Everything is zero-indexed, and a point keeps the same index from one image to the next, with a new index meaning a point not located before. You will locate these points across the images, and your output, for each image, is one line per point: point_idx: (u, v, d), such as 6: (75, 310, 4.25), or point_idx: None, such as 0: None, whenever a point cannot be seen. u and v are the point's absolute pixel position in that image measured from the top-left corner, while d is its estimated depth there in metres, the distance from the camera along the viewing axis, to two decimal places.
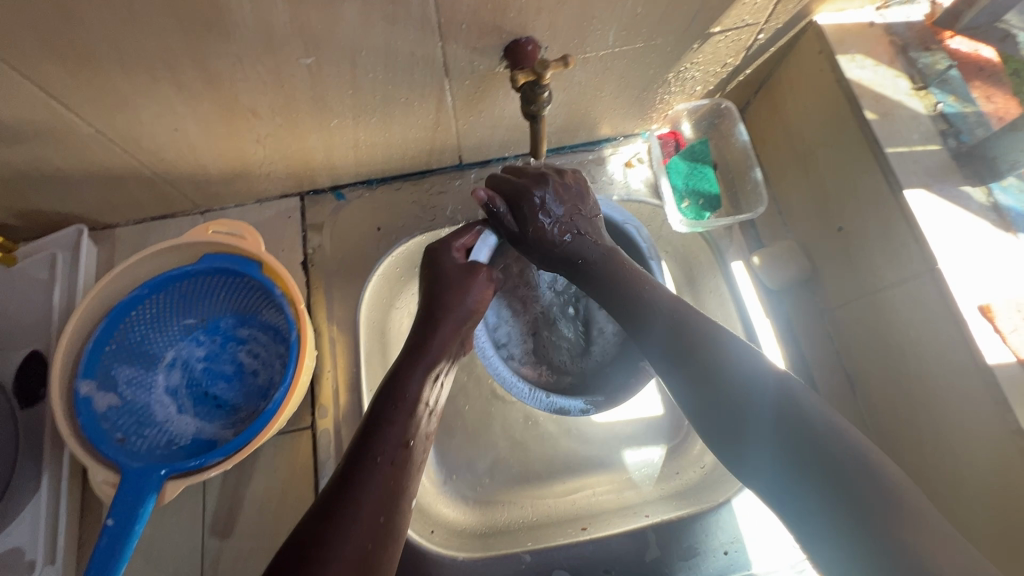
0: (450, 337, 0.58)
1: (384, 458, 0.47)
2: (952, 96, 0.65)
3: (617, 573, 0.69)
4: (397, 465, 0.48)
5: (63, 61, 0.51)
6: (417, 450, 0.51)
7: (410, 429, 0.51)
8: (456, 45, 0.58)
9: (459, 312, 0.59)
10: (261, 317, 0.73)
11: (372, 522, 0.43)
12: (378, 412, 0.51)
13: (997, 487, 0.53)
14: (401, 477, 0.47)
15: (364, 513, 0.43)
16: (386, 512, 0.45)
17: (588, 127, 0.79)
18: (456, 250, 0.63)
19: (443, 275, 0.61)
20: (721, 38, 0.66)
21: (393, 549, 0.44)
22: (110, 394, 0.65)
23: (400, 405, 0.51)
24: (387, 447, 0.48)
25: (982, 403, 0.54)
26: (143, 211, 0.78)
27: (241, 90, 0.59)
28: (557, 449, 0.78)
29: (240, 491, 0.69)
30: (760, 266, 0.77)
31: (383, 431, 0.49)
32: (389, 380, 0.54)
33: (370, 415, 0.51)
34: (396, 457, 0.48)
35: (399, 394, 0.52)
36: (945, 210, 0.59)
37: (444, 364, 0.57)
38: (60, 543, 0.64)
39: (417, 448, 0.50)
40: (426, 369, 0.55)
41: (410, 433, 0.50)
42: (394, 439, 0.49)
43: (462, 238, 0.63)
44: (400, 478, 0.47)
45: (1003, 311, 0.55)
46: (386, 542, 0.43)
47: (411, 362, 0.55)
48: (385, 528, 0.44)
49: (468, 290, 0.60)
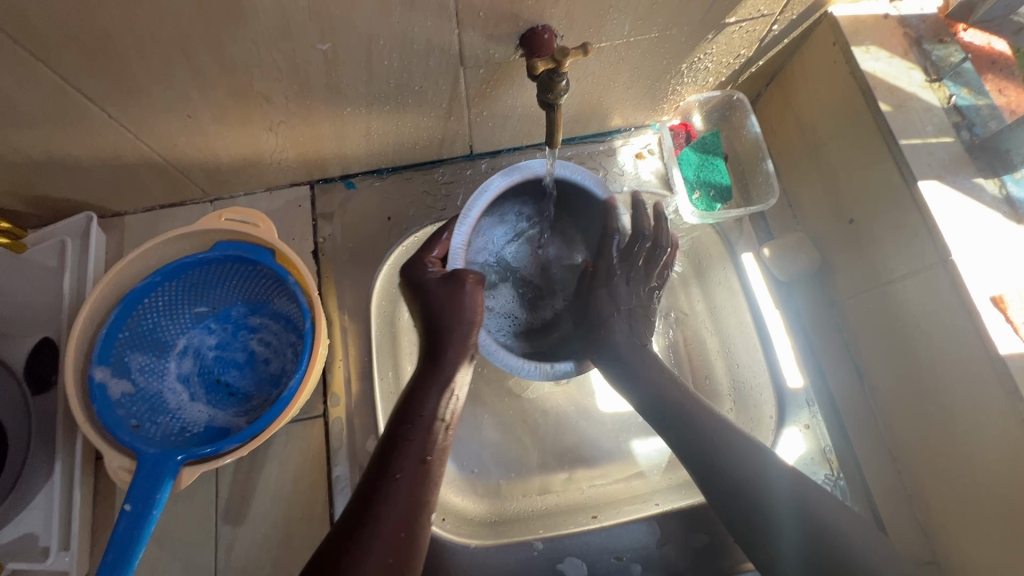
0: (460, 352, 0.58)
1: (402, 474, 0.49)
2: (966, 88, 0.65)
3: (629, 560, 0.69)
4: (417, 478, 0.50)
5: (79, 45, 0.50)
6: (438, 462, 0.52)
7: (429, 443, 0.52)
8: (472, 32, 0.57)
9: (461, 322, 0.58)
10: (272, 306, 0.73)
11: (394, 538, 0.45)
12: (398, 428, 0.53)
13: (1010, 475, 0.54)
14: (422, 490, 0.49)
15: (385, 530, 0.45)
16: (406, 528, 0.46)
17: (599, 118, 0.79)
18: (431, 265, 0.62)
19: (430, 293, 0.60)
20: (735, 29, 0.66)
21: (415, 563, 0.45)
22: (124, 381, 0.65)
23: (416, 422, 0.53)
24: (404, 465, 0.50)
25: (994, 394, 0.55)
26: (152, 199, 0.77)
27: (256, 76, 0.58)
28: (566, 439, 0.79)
29: (253, 478, 0.69)
30: (771, 258, 0.78)
31: (402, 447, 0.51)
32: (407, 398, 0.55)
33: (389, 432, 0.53)
34: (416, 472, 0.50)
35: (416, 410, 0.54)
36: (958, 201, 0.60)
37: (460, 375, 0.57)
38: (75, 529, 0.65)
39: (436, 462, 0.51)
40: (441, 385, 0.56)
41: (430, 448, 0.51)
42: (411, 456, 0.50)
43: (434, 249, 0.63)
44: (420, 492, 0.49)
45: (1016, 302, 0.55)
46: (408, 558, 0.45)
47: (426, 378, 0.56)
48: (407, 542, 0.46)
49: (460, 302, 0.59)
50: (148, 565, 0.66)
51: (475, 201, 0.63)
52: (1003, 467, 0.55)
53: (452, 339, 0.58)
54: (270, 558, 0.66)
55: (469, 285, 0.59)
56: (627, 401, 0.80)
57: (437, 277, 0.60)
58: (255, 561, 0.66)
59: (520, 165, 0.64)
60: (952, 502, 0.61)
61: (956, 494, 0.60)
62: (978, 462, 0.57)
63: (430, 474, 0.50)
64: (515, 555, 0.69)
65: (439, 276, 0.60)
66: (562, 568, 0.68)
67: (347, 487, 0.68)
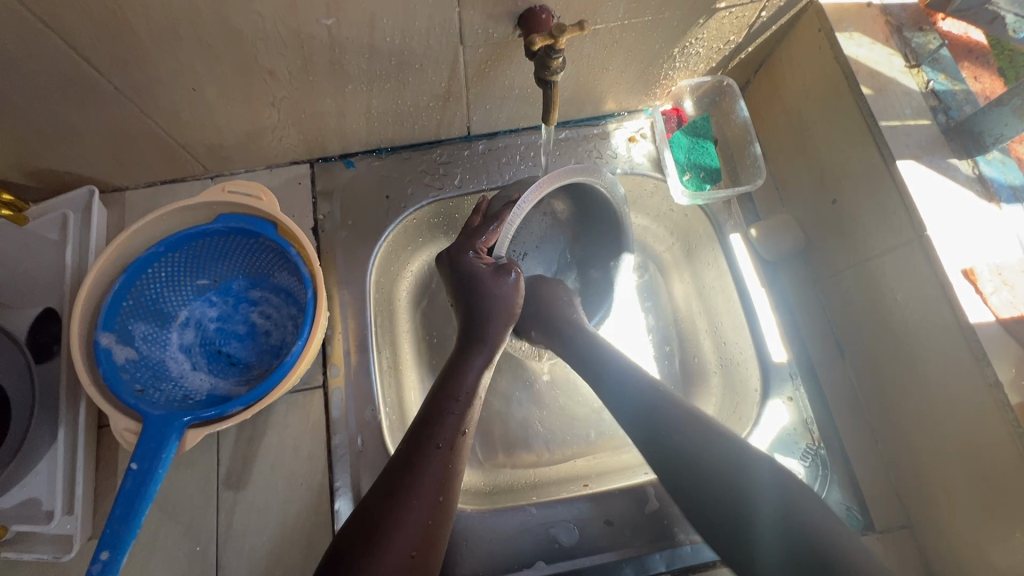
0: (500, 334, 0.64)
1: (443, 443, 0.53)
2: (943, 74, 0.68)
3: (618, 524, 0.70)
4: (453, 448, 0.54)
5: (90, 14, 0.51)
6: (470, 436, 0.57)
7: (466, 416, 0.57)
8: (472, 11, 0.59)
9: (504, 311, 0.64)
10: (273, 280, 0.75)
11: (433, 501, 0.50)
12: (439, 397, 0.57)
13: (983, 438, 0.57)
14: (455, 459, 0.53)
15: (425, 494, 0.50)
16: (443, 492, 0.51)
17: (593, 101, 0.81)
18: (478, 253, 0.66)
19: (478, 283, 0.64)
20: (726, 14, 0.68)
21: (446, 524, 0.50)
22: (128, 348, 0.66)
23: (458, 397, 0.57)
24: (446, 434, 0.54)
25: (963, 360, 0.58)
26: (153, 174, 0.78)
27: (261, 50, 0.60)
28: (558, 419, 0.82)
29: (253, 446, 0.71)
30: (757, 238, 0.80)
31: (443, 415, 0.55)
32: (449, 370, 0.60)
33: (430, 402, 0.57)
34: (454, 443, 0.54)
35: (458, 383, 0.58)
36: (933, 179, 0.63)
37: (496, 355, 0.64)
38: (78, 493, 0.66)
39: (469, 436, 0.56)
40: (481, 364, 0.61)
41: (465, 422, 0.56)
42: (452, 427, 0.55)
43: (483, 239, 0.66)
44: (454, 460, 0.53)
45: (984, 274, 0.58)
46: (442, 520, 0.50)
47: (467, 356, 0.61)
48: (442, 505, 0.50)
49: (503, 291, 0.64)
50: (150, 531, 0.68)
51: (528, 196, 0.65)
52: (969, 430, 0.58)
53: (494, 321, 0.64)
54: (272, 523, 0.68)
55: (515, 276, 0.65)
56: None
57: (489, 268, 0.64)
58: (256, 527, 0.68)
59: (569, 169, 0.67)
60: (929, 469, 0.64)
61: (928, 461, 0.64)
62: (948, 429, 0.60)
63: (464, 446, 0.55)
64: (509, 520, 0.70)
65: (489, 267, 0.64)
66: (555, 533, 0.69)
67: (346, 455, 0.70)
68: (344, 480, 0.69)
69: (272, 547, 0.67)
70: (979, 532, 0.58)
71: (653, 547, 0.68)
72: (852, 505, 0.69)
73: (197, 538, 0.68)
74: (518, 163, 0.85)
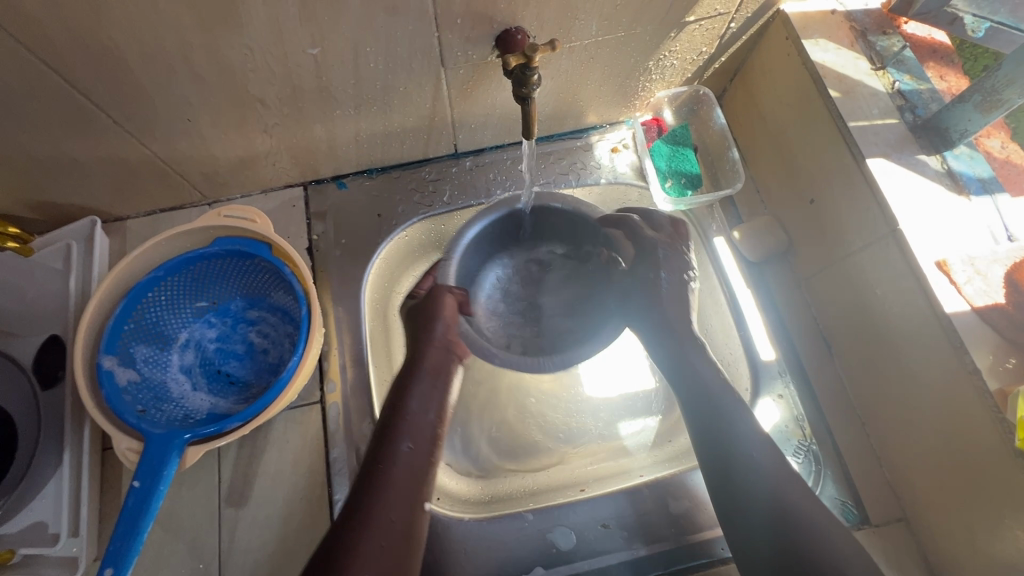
0: (441, 353, 0.65)
1: (395, 465, 0.54)
2: (908, 74, 0.71)
3: (615, 527, 0.71)
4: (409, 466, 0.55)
5: (89, 53, 0.55)
6: (428, 452, 0.57)
7: (417, 435, 0.58)
8: (451, 35, 0.62)
9: (436, 327, 0.66)
10: (269, 299, 0.77)
11: (388, 524, 0.50)
12: (389, 419, 0.59)
13: (965, 431, 0.58)
14: (411, 478, 0.54)
15: (379, 520, 0.50)
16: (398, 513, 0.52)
17: (575, 116, 0.84)
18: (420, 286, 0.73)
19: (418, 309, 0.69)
20: (696, 27, 0.71)
21: (407, 544, 0.51)
22: (130, 370, 0.69)
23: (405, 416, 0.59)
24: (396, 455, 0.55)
25: (942, 349, 0.59)
26: (153, 203, 0.81)
27: (251, 80, 0.63)
28: (556, 426, 0.81)
29: (253, 462, 0.72)
30: (740, 240, 0.82)
31: (392, 438, 0.56)
32: (395, 396, 0.61)
33: (383, 425, 0.58)
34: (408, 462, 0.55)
35: (405, 404, 0.60)
36: (903, 175, 0.65)
37: (444, 374, 0.64)
38: (83, 516, 0.68)
39: (425, 452, 0.57)
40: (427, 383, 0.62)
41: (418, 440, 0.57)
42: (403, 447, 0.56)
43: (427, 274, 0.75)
44: (409, 480, 0.54)
45: (957, 266, 0.60)
46: (401, 540, 0.51)
47: (415, 377, 0.63)
48: (399, 527, 0.51)
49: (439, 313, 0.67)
50: (154, 549, 0.69)
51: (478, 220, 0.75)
52: (953, 424, 0.59)
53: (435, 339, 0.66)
54: (272, 538, 0.69)
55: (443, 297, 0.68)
56: (613, 383, 0.83)
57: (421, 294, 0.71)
58: (257, 542, 0.69)
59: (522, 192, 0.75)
60: (921, 462, 0.64)
61: (920, 454, 0.64)
62: (935, 423, 0.61)
63: (420, 464, 0.56)
64: (507, 527, 0.70)
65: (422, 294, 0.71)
66: (552, 538, 0.70)
67: (344, 468, 0.72)
68: (344, 493, 0.71)
69: (274, 562, 0.68)
70: (971, 524, 0.59)
71: (650, 549, 0.69)
72: (845, 499, 0.69)
73: (200, 555, 0.68)
74: (504, 176, 0.87)
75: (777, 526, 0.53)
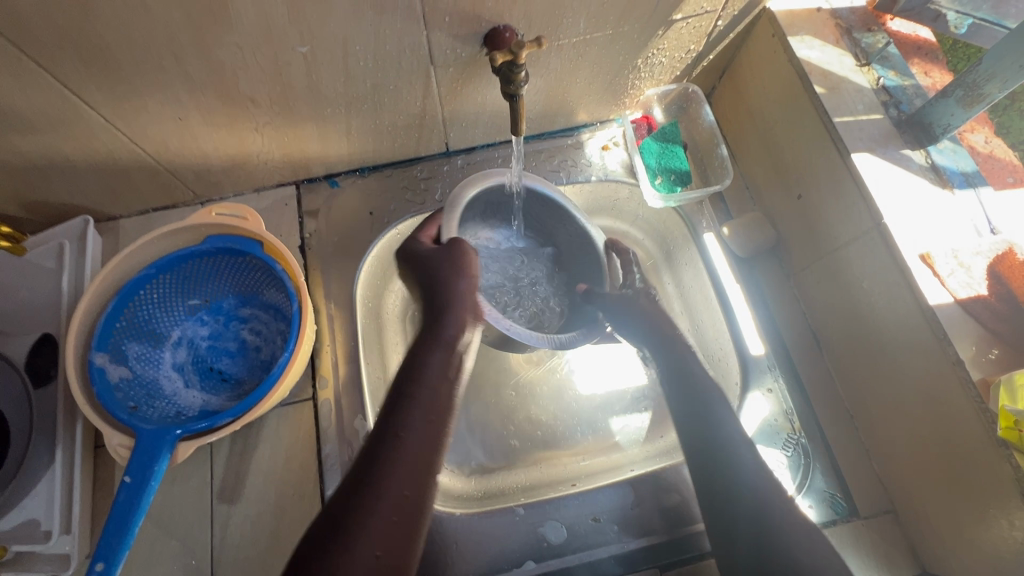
0: (460, 312, 0.57)
1: (407, 434, 0.47)
2: (892, 71, 0.72)
3: (606, 521, 0.71)
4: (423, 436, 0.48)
5: (79, 53, 0.55)
6: (445, 421, 0.50)
7: (434, 403, 0.50)
8: (439, 32, 0.63)
9: (452, 283, 0.59)
10: (262, 297, 0.77)
11: (397, 498, 0.44)
12: (402, 382, 0.52)
13: (948, 421, 0.58)
14: (425, 448, 0.47)
15: (388, 493, 0.44)
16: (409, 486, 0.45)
17: (565, 114, 0.85)
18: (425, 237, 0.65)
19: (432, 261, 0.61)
20: (682, 25, 0.71)
21: (417, 521, 0.44)
22: (122, 367, 0.69)
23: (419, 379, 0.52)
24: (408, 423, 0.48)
25: (926, 338, 0.59)
26: (145, 202, 0.82)
27: (241, 78, 0.63)
28: (547, 423, 0.82)
29: (245, 459, 0.73)
30: (730, 236, 0.82)
31: (408, 405, 0.49)
32: (410, 358, 0.54)
33: (394, 389, 0.51)
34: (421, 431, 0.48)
35: (421, 367, 0.52)
36: (888, 170, 0.65)
37: (462, 333, 0.56)
38: (75, 514, 0.68)
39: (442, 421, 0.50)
40: (444, 345, 0.54)
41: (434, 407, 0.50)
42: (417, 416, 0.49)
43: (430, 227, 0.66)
44: (423, 450, 0.47)
45: (940, 258, 0.60)
46: (411, 515, 0.44)
47: (431, 338, 0.55)
48: (409, 502, 0.44)
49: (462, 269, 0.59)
50: (146, 546, 0.69)
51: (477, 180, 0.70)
52: (938, 416, 0.60)
53: (450, 294, 0.58)
54: (264, 535, 0.69)
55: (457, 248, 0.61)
56: (602, 380, 0.85)
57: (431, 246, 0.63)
58: (249, 539, 0.69)
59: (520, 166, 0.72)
60: (909, 454, 0.64)
61: (908, 446, 0.64)
62: (923, 412, 0.61)
63: (435, 433, 0.48)
64: (499, 522, 0.71)
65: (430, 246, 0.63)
66: (544, 533, 0.70)
67: (336, 464, 0.72)
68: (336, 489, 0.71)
69: (265, 559, 0.68)
70: (957, 515, 0.59)
71: (641, 543, 0.70)
72: (834, 491, 0.70)
73: (192, 552, 0.69)
74: None
75: (762, 516, 0.53)
